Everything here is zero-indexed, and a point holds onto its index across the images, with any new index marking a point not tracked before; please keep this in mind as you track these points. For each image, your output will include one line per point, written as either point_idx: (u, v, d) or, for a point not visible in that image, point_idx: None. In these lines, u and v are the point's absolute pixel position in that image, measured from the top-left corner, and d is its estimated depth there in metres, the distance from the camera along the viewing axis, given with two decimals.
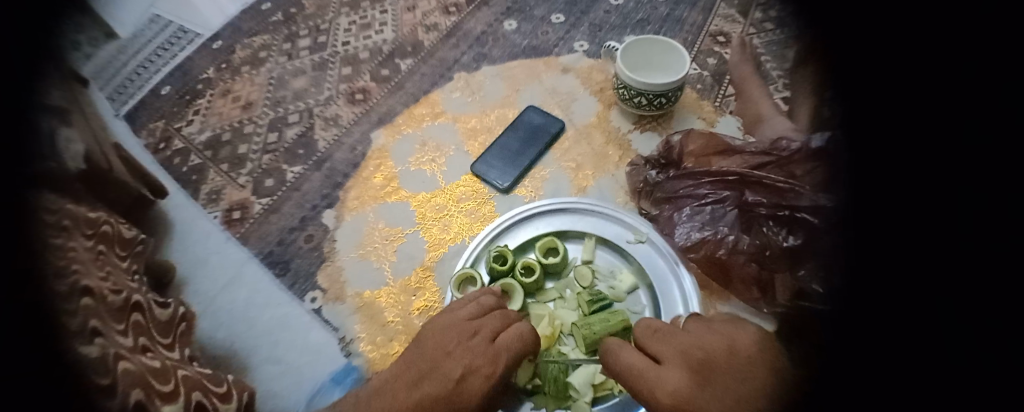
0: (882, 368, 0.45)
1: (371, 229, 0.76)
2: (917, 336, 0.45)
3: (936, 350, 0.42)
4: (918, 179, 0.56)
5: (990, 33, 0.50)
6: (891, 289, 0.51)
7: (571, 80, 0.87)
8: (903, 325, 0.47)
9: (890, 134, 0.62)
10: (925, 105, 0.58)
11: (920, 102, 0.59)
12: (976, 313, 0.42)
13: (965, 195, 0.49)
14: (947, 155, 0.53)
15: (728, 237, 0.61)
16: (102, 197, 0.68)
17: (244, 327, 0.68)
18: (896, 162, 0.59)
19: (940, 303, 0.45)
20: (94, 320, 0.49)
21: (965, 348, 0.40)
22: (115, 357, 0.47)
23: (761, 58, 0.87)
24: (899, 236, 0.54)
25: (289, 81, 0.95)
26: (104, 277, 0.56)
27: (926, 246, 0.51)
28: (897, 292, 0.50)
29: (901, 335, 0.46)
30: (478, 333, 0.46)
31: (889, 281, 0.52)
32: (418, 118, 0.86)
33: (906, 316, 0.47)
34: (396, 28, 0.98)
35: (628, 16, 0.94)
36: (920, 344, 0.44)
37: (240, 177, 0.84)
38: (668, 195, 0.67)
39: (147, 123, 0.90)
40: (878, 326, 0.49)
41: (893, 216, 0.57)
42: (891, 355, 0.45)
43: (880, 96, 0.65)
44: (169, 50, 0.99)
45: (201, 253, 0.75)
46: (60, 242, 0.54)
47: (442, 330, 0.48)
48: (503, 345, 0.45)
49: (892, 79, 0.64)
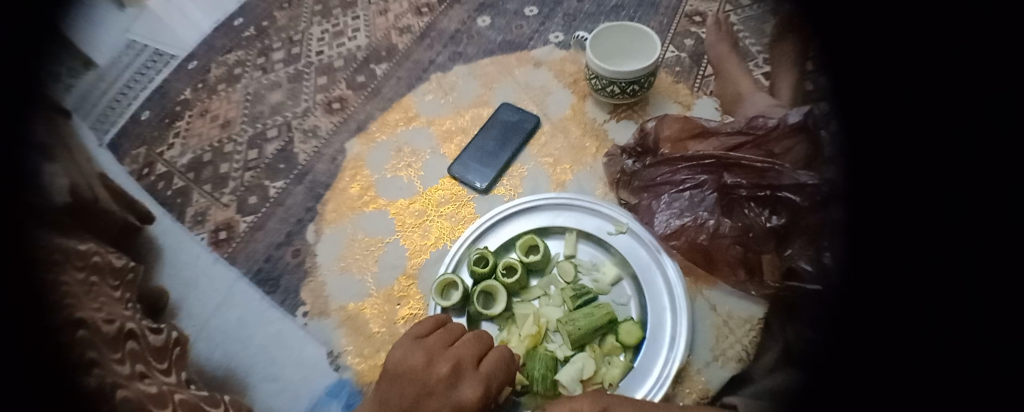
0: (865, 357, 0.46)
1: (352, 240, 0.76)
2: (895, 332, 0.45)
3: (928, 362, 0.40)
4: (905, 158, 0.55)
5: (985, 32, 0.47)
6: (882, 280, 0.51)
7: (544, 73, 0.86)
8: (889, 322, 0.47)
9: (883, 120, 0.59)
10: (913, 99, 0.56)
11: (908, 97, 0.56)
12: (961, 315, 0.41)
13: (964, 203, 0.47)
14: (937, 157, 0.51)
15: (708, 221, 0.60)
16: (93, 228, 0.68)
17: (238, 346, 0.67)
18: (885, 150, 0.58)
19: (934, 311, 0.44)
20: (91, 352, 0.52)
21: (946, 345, 0.40)
22: (114, 386, 0.51)
23: (738, 33, 0.86)
24: (890, 217, 0.54)
25: (265, 96, 0.94)
26: (99, 307, 0.57)
27: (918, 245, 0.49)
28: (890, 291, 0.49)
29: (887, 338, 0.46)
30: (460, 362, 0.44)
31: (881, 271, 0.51)
32: (392, 124, 0.85)
33: (890, 310, 0.47)
34: (369, 33, 0.97)
35: (602, 3, 0.93)
36: (912, 350, 0.43)
37: (224, 196, 0.83)
38: (646, 183, 0.66)
39: (129, 150, 0.89)
40: (869, 330, 0.48)
41: (886, 205, 0.55)
42: (882, 363, 0.44)
43: (868, 70, 0.62)
44: (146, 74, 0.98)
45: (191, 275, 0.74)
46: (53, 278, 0.57)
47: (418, 369, 0.44)
48: (492, 377, 0.44)
49: (885, 62, 0.60)
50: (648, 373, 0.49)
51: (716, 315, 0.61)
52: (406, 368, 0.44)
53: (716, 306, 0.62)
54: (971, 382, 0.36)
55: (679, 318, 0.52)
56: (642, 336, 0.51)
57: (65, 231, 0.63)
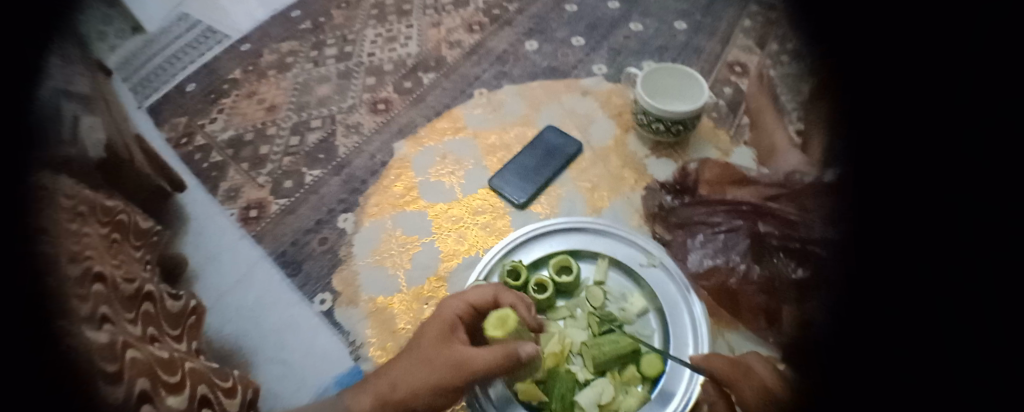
0: (868, 360, 0.47)
1: (389, 236, 0.77)
2: (900, 335, 0.47)
3: (935, 368, 0.42)
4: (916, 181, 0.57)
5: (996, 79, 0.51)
6: (891, 296, 0.51)
7: (590, 102, 0.89)
8: (896, 330, 0.48)
9: (893, 145, 0.62)
10: (924, 125, 0.58)
11: (918, 123, 0.59)
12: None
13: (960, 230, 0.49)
14: (952, 177, 0.53)
15: (739, 265, 0.60)
16: (117, 184, 0.69)
17: (251, 324, 0.69)
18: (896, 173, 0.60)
19: (953, 325, 0.44)
20: (104, 307, 0.51)
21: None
22: (123, 344, 0.49)
23: (776, 90, 0.85)
24: (902, 235, 0.54)
25: (313, 87, 0.98)
26: (117, 265, 0.58)
27: (923, 253, 0.51)
28: (888, 296, 0.51)
29: (897, 345, 0.47)
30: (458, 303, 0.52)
31: (902, 286, 0.51)
32: (440, 132, 0.88)
33: (891, 312, 0.49)
34: (420, 42, 1.01)
35: (647, 42, 0.97)
36: (925, 358, 0.43)
37: (260, 177, 0.86)
38: (682, 221, 0.69)
39: (170, 118, 0.93)
40: (876, 337, 0.49)
41: (896, 221, 0.56)
42: (895, 366, 0.45)
43: (885, 106, 0.65)
44: (197, 48, 1.03)
45: (216, 248, 0.77)
46: (76, 228, 0.57)
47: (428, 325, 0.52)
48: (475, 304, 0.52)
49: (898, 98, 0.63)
50: (669, 400, 0.50)
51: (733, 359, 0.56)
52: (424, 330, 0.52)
53: (734, 349, 0.57)
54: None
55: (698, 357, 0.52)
56: (662, 368, 0.51)
57: (94, 187, 0.64)
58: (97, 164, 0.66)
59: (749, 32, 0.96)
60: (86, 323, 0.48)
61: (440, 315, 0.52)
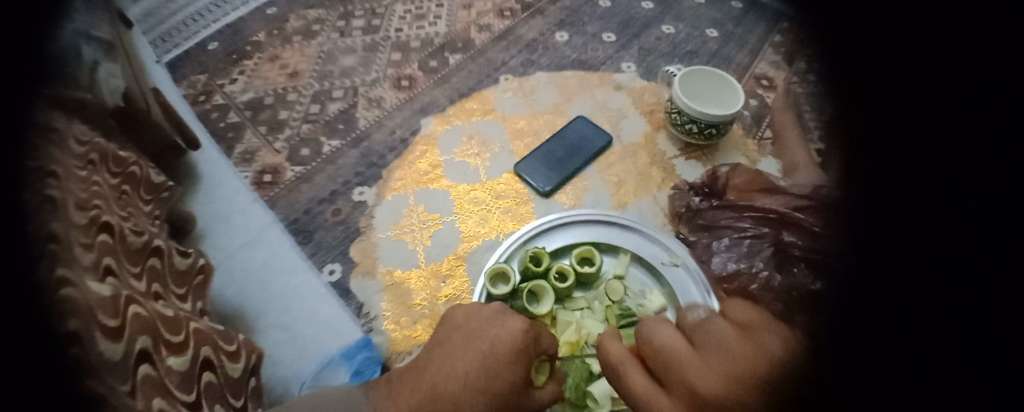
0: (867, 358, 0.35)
1: (411, 211, 0.77)
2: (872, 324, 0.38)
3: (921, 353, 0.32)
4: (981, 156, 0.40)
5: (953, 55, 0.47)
6: (899, 287, 0.38)
7: (623, 98, 0.88)
8: (929, 337, 0.33)
9: (930, 117, 0.47)
10: (929, 98, 0.48)
11: (920, 96, 0.49)
12: (946, 312, 0.33)
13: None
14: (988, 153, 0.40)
15: (763, 273, 0.56)
16: (130, 136, 0.67)
17: (256, 288, 0.69)
18: (943, 146, 0.44)
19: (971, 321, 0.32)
20: (109, 258, 0.46)
21: (919, 341, 0.33)
22: (127, 299, 0.44)
23: (800, 108, 0.84)
24: (946, 221, 0.39)
25: (338, 57, 0.97)
26: (125, 217, 0.54)
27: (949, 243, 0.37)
28: (903, 291, 0.38)
29: (917, 353, 0.33)
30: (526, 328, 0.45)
31: (904, 275, 0.39)
32: (468, 112, 0.87)
33: (936, 318, 0.34)
34: (449, 22, 1.00)
35: (678, 46, 0.96)
36: (913, 348, 0.33)
37: (277, 142, 0.86)
38: (708, 223, 0.68)
39: (189, 75, 0.93)
40: (879, 335, 0.36)
41: (950, 203, 0.40)
42: (881, 358, 0.34)
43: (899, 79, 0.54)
44: (221, 7, 1.03)
45: (227, 208, 0.77)
46: (85, 175, 0.50)
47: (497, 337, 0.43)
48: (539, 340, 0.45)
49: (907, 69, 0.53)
50: None
51: None
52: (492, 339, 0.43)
53: None
54: (987, 390, 0.27)
55: None
56: None
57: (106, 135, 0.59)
58: (111, 112, 0.61)
59: (779, 47, 0.95)
60: (88, 272, 0.41)
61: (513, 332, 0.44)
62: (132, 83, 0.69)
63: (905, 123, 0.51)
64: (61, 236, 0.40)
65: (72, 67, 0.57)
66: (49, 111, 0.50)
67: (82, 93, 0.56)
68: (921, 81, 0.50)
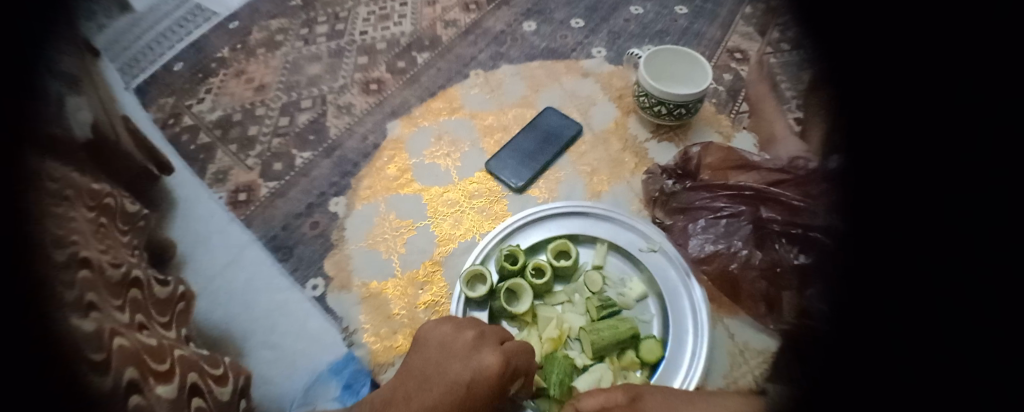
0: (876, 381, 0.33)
1: (383, 219, 0.76)
2: (882, 342, 0.36)
3: (924, 362, 0.30)
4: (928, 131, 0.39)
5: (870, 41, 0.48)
6: (899, 298, 0.37)
7: (592, 84, 0.87)
8: (926, 343, 0.31)
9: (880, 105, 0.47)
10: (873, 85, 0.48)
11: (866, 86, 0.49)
12: (933, 318, 0.32)
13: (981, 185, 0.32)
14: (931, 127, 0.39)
15: (741, 251, 0.59)
16: (108, 166, 0.64)
17: (241, 308, 0.68)
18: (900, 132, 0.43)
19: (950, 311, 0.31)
20: (90, 294, 0.44)
21: (915, 372, 0.30)
22: (110, 332, 0.42)
23: (775, 78, 0.83)
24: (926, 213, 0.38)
25: (304, 67, 0.95)
26: (105, 249, 0.52)
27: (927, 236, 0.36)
28: (900, 299, 0.36)
29: (918, 361, 0.31)
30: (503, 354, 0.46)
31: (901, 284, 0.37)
32: (435, 112, 0.86)
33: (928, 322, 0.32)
34: (415, 21, 0.98)
35: (648, 25, 0.95)
36: (919, 357, 0.31)
37: (248, 159, 0.83)
38: (683, 205, 0.66)
39: (157, 99, 0.90)
40: (885, 354, 0.34)
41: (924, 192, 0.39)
42: (892, 376, 0.32)
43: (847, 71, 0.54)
44: (184, 26, 0.99)
45: (203, 230, 0.75)
46: (62, 211, 0.49)
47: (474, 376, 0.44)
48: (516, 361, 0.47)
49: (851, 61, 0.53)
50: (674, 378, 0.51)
51: (732, 343, 0.58)
52: (468, 375, 0.45)
53: (733, 335, 0.59)
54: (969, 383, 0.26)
55: (700, 340, 0.53)
56: (662, 354, 0.52)
57: (82, 170, 0.57)
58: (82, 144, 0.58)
59: (750, 19, 0.94)
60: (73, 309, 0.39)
61: (488, 367, 0.45)
62: (101, 114, 0.67)
63: (881, 116, 0.46)
64: (43, 276, 0.39)
65: (42, 100, 0.55)
66: (20, 150, 0.48)
67: (50, 127, 0.55)
68: (880, 67, 0.46)
